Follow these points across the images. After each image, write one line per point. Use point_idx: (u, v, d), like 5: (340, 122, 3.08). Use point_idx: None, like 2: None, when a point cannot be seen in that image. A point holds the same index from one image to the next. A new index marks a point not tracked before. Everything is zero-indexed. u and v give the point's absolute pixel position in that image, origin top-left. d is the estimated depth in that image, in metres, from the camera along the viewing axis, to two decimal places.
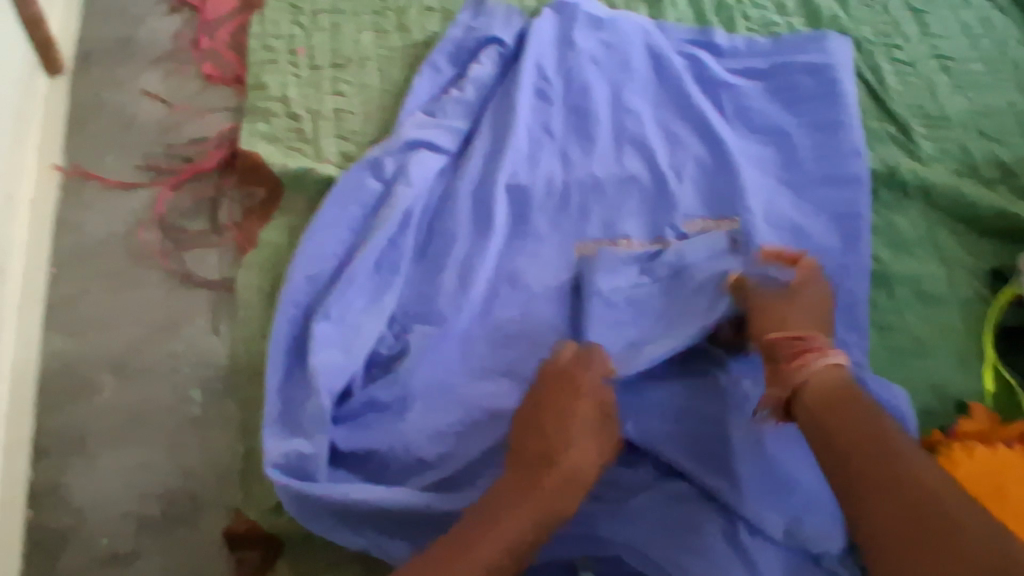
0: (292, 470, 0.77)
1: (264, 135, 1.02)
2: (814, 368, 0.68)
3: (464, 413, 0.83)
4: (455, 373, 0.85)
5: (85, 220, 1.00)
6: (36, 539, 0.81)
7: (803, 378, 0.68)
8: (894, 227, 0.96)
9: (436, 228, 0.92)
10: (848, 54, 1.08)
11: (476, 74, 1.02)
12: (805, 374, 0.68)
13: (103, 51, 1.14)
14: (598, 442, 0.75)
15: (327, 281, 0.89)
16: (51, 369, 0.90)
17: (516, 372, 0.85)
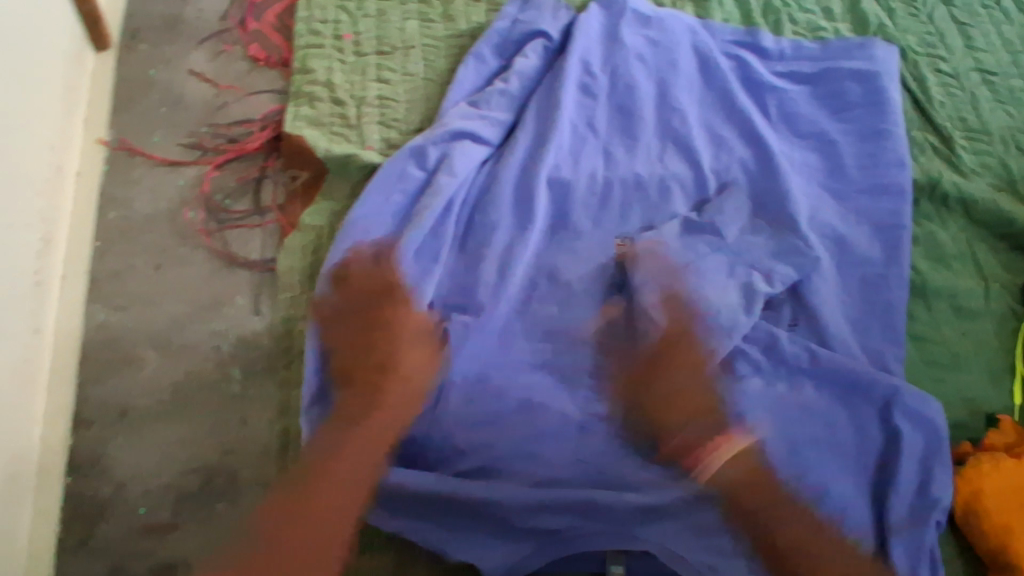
0: None
1: (308, 118, 1.02)
2: (710, 459, 0.72)
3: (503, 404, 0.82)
4: (492, 363, 0.85)
5: (129, 195, 1.01)
6: (75, 507, 0.83)
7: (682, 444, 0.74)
8: (935, 239, 0.96)
9: (477, 219, 0.92)
10: (895, 63, 1.08)
11: (522, 66, 1.02)
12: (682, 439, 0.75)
13: (150, 28, 1.15)
14: (427, 353, 0.80)
15: None
16: (92, 340, 0.91)
17: (554, 368, 0.85)
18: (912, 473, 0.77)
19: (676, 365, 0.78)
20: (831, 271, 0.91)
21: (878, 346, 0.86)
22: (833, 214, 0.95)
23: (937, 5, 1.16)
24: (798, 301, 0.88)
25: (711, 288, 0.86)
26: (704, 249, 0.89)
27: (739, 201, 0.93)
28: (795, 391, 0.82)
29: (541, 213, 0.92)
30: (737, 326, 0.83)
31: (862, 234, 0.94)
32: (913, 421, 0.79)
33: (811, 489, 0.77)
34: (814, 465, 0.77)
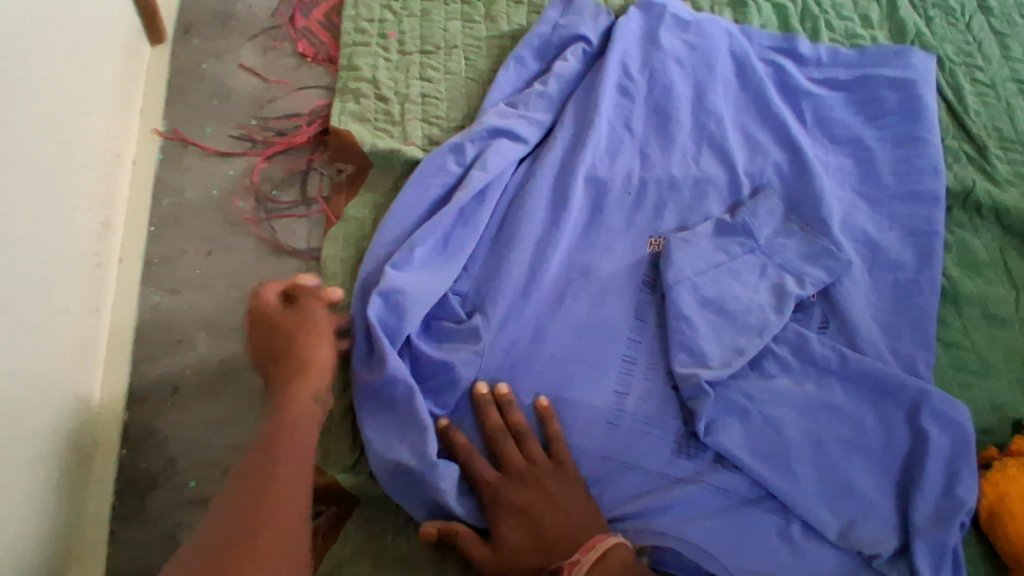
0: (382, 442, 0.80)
1: (353, 114, 1.06)
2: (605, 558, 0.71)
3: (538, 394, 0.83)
4: (525, 355, 0.85)
5: (182, 184, 1.06)
6: (129, 478, 0.88)
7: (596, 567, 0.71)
8: (967, 247, 0.97)
9: (511, 215, 0.94)
10: (932, 72, 1.08)
11: (561, 69, 1.04)
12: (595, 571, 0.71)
13: (203, 23, 1.19)
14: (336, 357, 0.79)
15: None
16: (146, 321, 0.96)
17: (586, 362, 0.85)
18: (938, 475, 0.79)
19: (531, 476, 0.77)
20: (862, 276, 0.92)
21: (907, 350, 0.88)
22: (865, 220, 0.96)
23: (976, 14, 1.16)
24: (829, 303, 0.90)
25: (740, 289, 0.88)
26: (735, 250, 0.91)
27: (773, 204, 0.95)
28: (826, 391, 0.83)
29: (574, 210, 0.94)
30: (768, 325, 0.85)
31: (894, 239, 0.95)
32: (940, 424, 0.81)
33: (839, 487, 0.78)
34: (840, 462, 0.79)
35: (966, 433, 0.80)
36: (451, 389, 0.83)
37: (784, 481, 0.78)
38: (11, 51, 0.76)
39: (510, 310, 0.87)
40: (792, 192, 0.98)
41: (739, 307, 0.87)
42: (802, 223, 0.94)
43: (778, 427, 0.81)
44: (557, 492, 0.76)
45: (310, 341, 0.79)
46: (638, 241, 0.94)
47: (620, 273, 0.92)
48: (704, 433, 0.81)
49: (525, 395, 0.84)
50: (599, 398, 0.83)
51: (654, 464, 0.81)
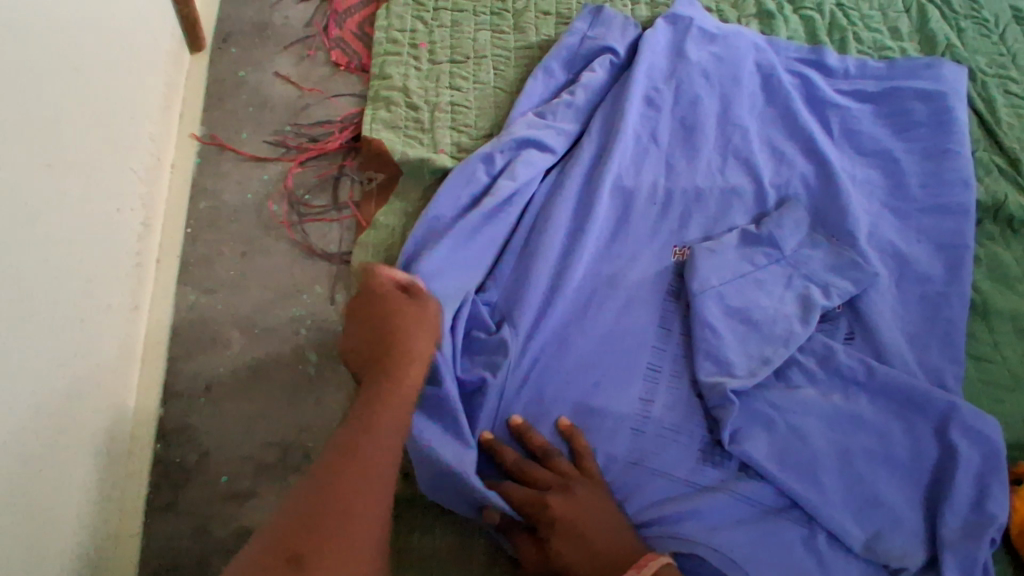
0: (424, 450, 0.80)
1: (385, 122, 1.08)
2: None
3: (565, 403, 0.84)
4: (553, 363, 0.86)
5: (219, 188, 1.09)
6: (163, 471, 0.90)
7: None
8: (999, 260, 0.96)
9: (539, 223, 0.95)
10: (963, 84, 1.08)
11: (589, 80, 1.06)
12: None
13: (241, 33, 1.23)
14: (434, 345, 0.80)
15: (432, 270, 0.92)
16: (183, 320, 0.99)
17: (610, 371, 0.86)
18: (968, 489, 0.78)
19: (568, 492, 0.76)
20: (890, 288, 0.92)
21: (936, 362, 0.87)
22: (893, 232, 0.96)
23: (1009, 27, 1.15)
24: (855, 314, 0.90)
25: (766, 300, 0.88)
26: (762, 260, 0.91)
27: (800, 215, 0.95)
28: (851, 401, 0.83)
29: (600, 218, 0.95)
30: (794, 335, 0.85)
31: (923, 251, 0.95)
32: (970, 439, 0.80)
33: (865, 498, 0.78)
34: (868, 474, 0.79)
35: (997, 448, 0.79)
36: (476, 393, 0.84)
37: (812, 491, 0.78)
38: (60, 57, 0.79)
39: (538, 318, 0.88)
40: (819, 203, 0.98)
41: (766, 318, 0.87)
42: (828, 236, 0.95)
43: (804, 438, 0.80)
44: (592, 502, 0.75)
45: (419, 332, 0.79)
46: (665, 250, 0.95)
47: (646, 282, 0.92)
48: (728, 441, 0.81)
49: (550, 400, 0.85)
50: (623, 405, 0.84)
51: (678, 471, 0.82)
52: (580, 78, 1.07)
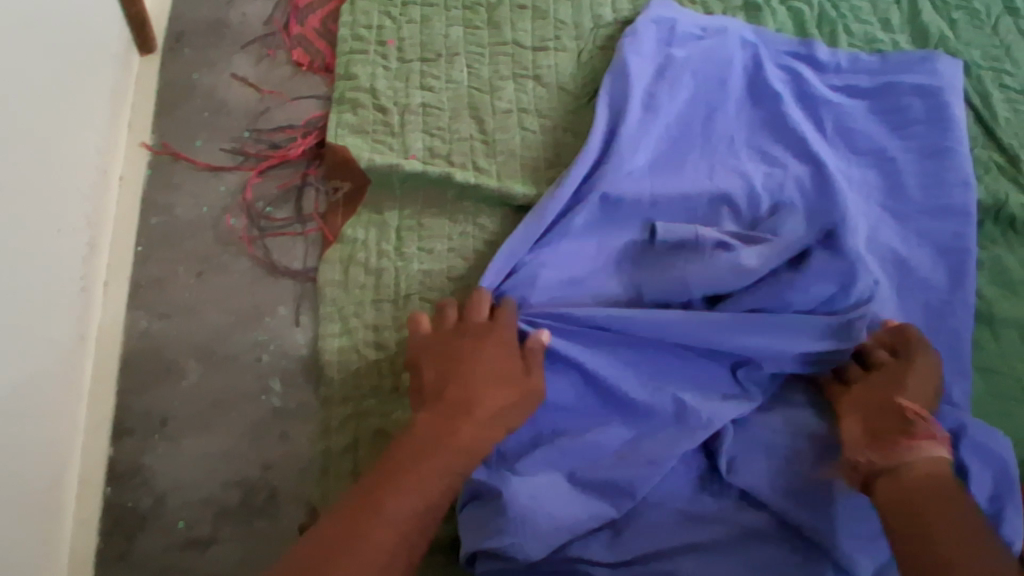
0: (486, 520, 0.74)
1: (352, 127, 1.01)
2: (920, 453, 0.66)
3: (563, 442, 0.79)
4: (569, 404, 0.82)
5: (172, 201, 1.00)
6: (115, 519, 0.82)
7: (911, 458, 0.66)
8: (1002, 263, 0.92)
9: (558, 229, 0.90)
10: (959, 77, 1.03)
11: (653, 95, 0.97)
12: (914, 455, 0.66)
13: (195, 32, 1.14)
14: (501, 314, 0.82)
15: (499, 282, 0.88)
16: (135, 348, 0.91)
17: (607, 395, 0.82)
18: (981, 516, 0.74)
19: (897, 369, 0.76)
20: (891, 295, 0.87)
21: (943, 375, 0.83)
22: (893, 236, 0.91)
23: (1002, 16, 1.11)
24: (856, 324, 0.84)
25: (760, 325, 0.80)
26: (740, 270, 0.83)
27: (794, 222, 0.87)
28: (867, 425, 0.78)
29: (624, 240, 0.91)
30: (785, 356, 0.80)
31: (924, 258, 0.90)
32: (982, 459, 0.75)
33: (875, 528, 0.73)
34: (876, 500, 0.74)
35: (1010, 468, 0.75)
36: None
37: (822, 522, 0.73)
38: None
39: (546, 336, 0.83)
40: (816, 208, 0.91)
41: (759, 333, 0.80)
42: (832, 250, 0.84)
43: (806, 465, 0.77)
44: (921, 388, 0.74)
45: (473, 335, 0.80)
46: (625, 246, 0.90)
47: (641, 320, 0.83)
48: (728, 470, 0.78)
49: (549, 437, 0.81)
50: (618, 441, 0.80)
51: (674, 503, 0.77)
52: (651, 91, 0.98)
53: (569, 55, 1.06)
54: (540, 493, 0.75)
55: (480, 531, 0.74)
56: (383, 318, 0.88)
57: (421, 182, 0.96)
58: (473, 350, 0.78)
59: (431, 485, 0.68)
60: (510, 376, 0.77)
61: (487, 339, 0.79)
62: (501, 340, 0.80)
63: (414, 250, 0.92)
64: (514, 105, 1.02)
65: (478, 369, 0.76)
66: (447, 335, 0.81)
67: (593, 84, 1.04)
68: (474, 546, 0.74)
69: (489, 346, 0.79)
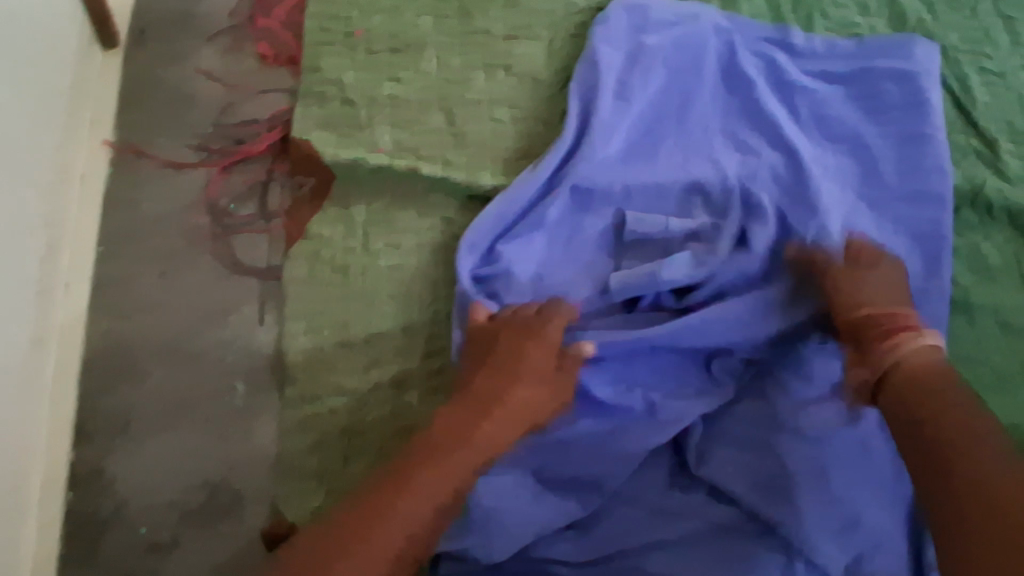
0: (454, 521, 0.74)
1: (318, 121, 0.99)
2: (905, 350, 0.70)
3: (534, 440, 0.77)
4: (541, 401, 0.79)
5: (134, 198, 0.98)
6: (76, 524, 0.81)
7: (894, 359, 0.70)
8: (978, 251, 0.91)
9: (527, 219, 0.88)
10: (936, 62, 1.01)
11: (625, 83, 0.95)
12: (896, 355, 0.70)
13: (158, 25, 1.11)
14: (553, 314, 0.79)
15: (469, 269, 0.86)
16: (97, 350, 0.89)
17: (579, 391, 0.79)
18: None
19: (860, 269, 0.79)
20: None
21: None
22: (869, 224, 0.89)
23: None
24: None
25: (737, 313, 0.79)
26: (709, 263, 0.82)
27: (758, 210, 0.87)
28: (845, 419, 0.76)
29: (595, 230, 0.89)
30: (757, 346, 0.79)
31: (899, 246, 0.88)
32: None
33: (844, 520, 0.72)
34: (844, 493, 0.73)
35: None
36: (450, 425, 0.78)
37: (791, 517, 0.72)
38: None
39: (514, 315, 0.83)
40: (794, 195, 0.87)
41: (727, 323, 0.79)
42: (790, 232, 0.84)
43: (781, 458, 0.75)
44: (882, 283, 0.78)
45: (517, 336, 0.77)
46: (596, 237, 0.88)
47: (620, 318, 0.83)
48: (696, 464, 0.77)
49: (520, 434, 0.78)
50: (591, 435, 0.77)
51: (642, 497, 0.77)
52: (623, 79, 0.96)
53: (540, 43, 1.03)
54: (505, 492, 0.75)
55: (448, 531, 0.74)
56: (348, 315, 0.87)
57: (388, 176, 0.94)
58: (514, 353, 0.76)
59: (445, 491, 0.68)
60: (540, 394, 0.75)
61: (530, 341, 0.76)
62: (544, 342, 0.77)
63: (381, 245, 0.90)
64: (483, 95, 1.00)
65: (512, 377, 0.74)
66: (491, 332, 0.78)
67: (564, 73, 1.02)
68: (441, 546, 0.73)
69: (533, 353, 0.76)
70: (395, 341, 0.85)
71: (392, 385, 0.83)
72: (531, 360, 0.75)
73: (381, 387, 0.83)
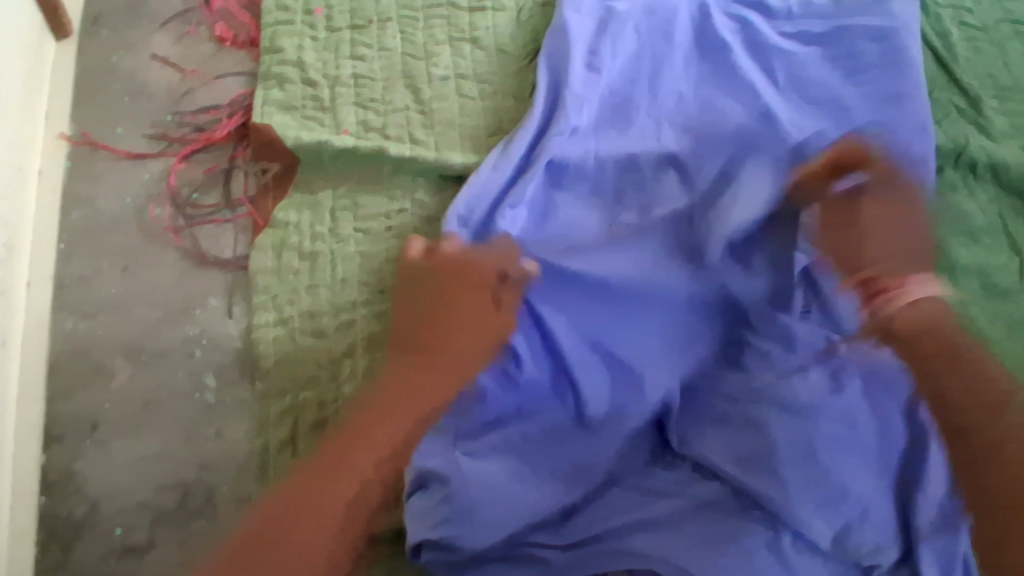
0: (432, 509, 0.72)
1: (279, 104, 0.95)
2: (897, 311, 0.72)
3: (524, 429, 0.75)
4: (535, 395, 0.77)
5: (94, 193, 0.95)
6: (49, 528, 0.79)
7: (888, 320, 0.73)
8: (963, 211, 0.89)
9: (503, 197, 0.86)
10: (916, 16, 0.98)
11: (598, 54, 0.92)
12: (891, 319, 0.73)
13: (111, 12, 1.07)
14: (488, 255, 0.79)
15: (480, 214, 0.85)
16: (62, 352, 0.86)
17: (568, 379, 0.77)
18: (941, 474, 0.73)
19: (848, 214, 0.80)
20: None
21: None
22: None
23: None
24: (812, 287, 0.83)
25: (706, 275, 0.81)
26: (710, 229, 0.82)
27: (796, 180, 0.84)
28: (835, 394, 0.75)
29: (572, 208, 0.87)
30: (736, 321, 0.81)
31: None
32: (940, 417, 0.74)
33: (833, 492, 0.71)
34: (835, 466, 0.71)
35: None
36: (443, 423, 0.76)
37: (771, 487, 0.71)
38: None
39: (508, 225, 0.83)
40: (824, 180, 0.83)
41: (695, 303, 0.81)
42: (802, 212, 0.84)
43: (763, 430, 0.74)
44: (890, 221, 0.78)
45: (456, 278, 0.76)
46: (573, 218, 0.86)
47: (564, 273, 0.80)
48: (680, 446, 0.76)
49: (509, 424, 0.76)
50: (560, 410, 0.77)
51: (627, 476, 0.76)
52: (595, 49, 0.93)
53: (507, 14, 1.00)
54: (482, 473, 0.72)
55: (427, 521, 0.72)
56: (319, 303, 0.84)
57: (354, 158, 0.91)
58: (451, 292, 0.75)
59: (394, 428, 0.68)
60: (480, 325, 0.74)
61: (467, 275, 0.76)
62: (476, 281, 0.76)
63: (350, 230, 0.88)
64: (450, 70, 0.96)
65: (450, 316, 0.73)
66: (427, 280, 0.77)
67: (533, 45, 0.99)
68: (418, 534, 0.71)
69: (469, 290, 0.75)
70: (367, 328, 0.83)
71: (365, 373, 0.81)
72: (470, 297, 0.75)
73: (354, 377, 0.81)
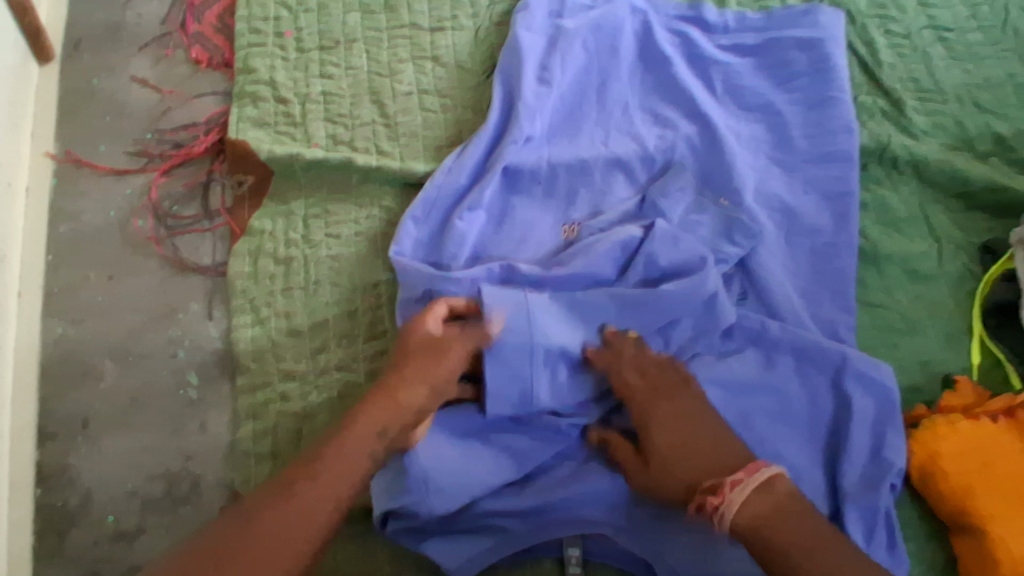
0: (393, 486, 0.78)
1: (253, 120, 1.02)
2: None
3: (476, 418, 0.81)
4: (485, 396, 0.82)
5: (79, 208, 1.01)
6: (44, 517, 0.84)
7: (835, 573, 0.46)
8: (887, 204, 0.98)
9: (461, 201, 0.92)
10: (841, 28, 1.06)
11: (549, 66, 0.99)
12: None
13: (92, 38, 1.13)
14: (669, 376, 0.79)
15: (439, 216, 0.91)
16: (52, 356, 0.91)
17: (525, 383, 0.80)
18: (864, 441, 0.80)
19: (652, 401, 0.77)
20: (778, 245, 0.92)
21: (830, 314, 0.88)
22: (780, 186, 0.96)
23: None
24: (746, 274, 0.90)
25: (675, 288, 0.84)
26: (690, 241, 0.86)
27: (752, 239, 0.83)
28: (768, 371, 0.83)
29: (529, 210, 0.93)
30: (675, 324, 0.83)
31: (810, 203, 0.95)
32: (865, 389, 0.81)
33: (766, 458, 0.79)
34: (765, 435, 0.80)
35: (892, 395, 0.81)
36: None
37: None
38: None
39: (461, 234, 0.88)
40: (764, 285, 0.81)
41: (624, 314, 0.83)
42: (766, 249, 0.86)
43: None
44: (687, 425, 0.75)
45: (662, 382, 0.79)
46: (526, 219, 0.93)
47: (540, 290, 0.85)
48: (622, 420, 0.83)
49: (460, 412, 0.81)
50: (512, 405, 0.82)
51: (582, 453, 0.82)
52: (546, 62, 1.00)
53: (466, 33, 1.07)
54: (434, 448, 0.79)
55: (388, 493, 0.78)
56: (295, 304, 0.91)
57: (323, 169, 0.97)
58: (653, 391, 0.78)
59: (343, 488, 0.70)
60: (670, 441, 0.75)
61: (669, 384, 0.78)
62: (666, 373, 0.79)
63: (322, 236, 0.94)
64: (413, 86, 1.03)
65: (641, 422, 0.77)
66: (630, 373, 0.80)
67: (491, 62, 1.06)
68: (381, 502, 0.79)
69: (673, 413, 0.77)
70: (340, 325, 0.89)
71: (336, 368, 0.87)
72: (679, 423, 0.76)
73: (328, 370, 0.87)
